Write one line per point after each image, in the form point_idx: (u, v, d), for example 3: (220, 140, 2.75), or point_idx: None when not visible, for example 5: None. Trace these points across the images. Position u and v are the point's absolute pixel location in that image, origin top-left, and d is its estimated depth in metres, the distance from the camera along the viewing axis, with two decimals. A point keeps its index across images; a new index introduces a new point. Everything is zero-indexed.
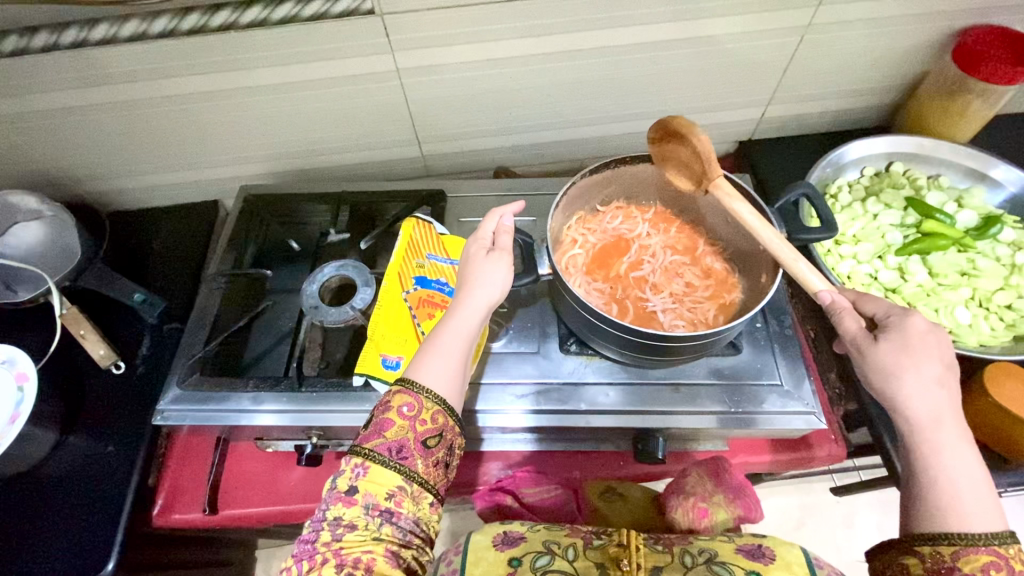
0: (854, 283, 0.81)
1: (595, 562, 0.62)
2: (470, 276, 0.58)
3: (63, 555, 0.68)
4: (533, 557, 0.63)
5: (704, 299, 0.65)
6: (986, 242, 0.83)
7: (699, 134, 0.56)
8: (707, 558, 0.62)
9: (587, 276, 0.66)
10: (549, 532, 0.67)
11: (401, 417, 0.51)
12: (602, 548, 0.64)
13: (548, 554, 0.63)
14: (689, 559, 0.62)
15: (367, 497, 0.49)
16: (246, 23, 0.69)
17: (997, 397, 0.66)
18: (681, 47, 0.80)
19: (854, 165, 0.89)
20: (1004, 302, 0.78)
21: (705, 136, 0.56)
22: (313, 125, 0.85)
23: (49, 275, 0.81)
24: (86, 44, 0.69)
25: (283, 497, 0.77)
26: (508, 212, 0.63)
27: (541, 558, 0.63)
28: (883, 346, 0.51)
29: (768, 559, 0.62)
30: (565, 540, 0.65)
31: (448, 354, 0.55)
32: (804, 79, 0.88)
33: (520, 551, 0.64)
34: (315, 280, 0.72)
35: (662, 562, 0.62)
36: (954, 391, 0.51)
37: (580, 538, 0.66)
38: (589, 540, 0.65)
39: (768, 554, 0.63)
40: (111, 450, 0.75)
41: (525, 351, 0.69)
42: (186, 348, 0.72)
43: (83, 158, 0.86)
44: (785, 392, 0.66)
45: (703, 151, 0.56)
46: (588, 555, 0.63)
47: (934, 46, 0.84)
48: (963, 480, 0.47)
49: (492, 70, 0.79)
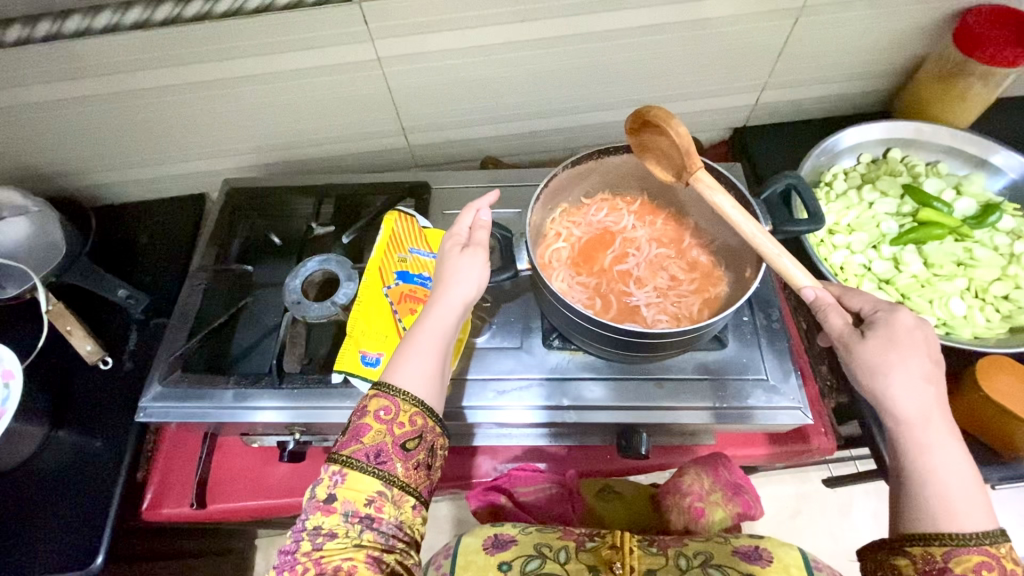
0: (847, 274, 0.79)
1: (586, 565, 0.62)
2: (445, 272, 0.57)
3: (54, 548, 0.69)
4: (524, 561, 0.63)
5: (689, 293, 0.63)
6: (985, 230, 0.80)
7: (676, 128, 0.53)
8: (702, 560, 0.62)
9: (570, 270, 0.65)
10: (540, 535, 0.67)
11: (378, 422, 0.51)
12: (596, 551, 0.64)
13: (538, 558, 0.63)
14: (684, 562, 0.62)
15: (345, 505, 0.49)
16: (221, 12, 0.67)
17: (988, 391, 0.65)
18: (670, 31, 0.78)
19: (850, 152, 0.87)
20: (1002, 292, 0.75)
21: (682, 126, 0.54)
22: (295, 115, 0.84)
23: (35, 270, 0.80)
24: (60, 36, 0.68)
25: (271, 492, 0.77)
26: (484, 204, 0.61)
27: (531, 562, 0.63)
28: (869, 343, 0.50)
29: (765, 561, 0.61)
30: (557, 543, 0.65)
31: (423, 353, 0.54)
32: (799, 63, 0.86)
33: (511, 555, 0.64)
34: (298, 276, 0.71)
35: (656, 564, 0.62)
36: (943, 387, 0.49)
37: (572, 540, 0.66)
38: (582, 542, 0.65)
39: (765, 557, 0.62)
40: (100, 445, 0.76)
41: (507, 347, 0.68)
42: (167, 344, 0.71)
43: (65, 153, 0.85)
44: (770, 387, 0.65)
45: (681, 146, 0.54)
46: (581, 558, 0.63)
47: (935, 28, 0.82)
48: (955, 480, 0.46)
49: (476, 57, 0.78)
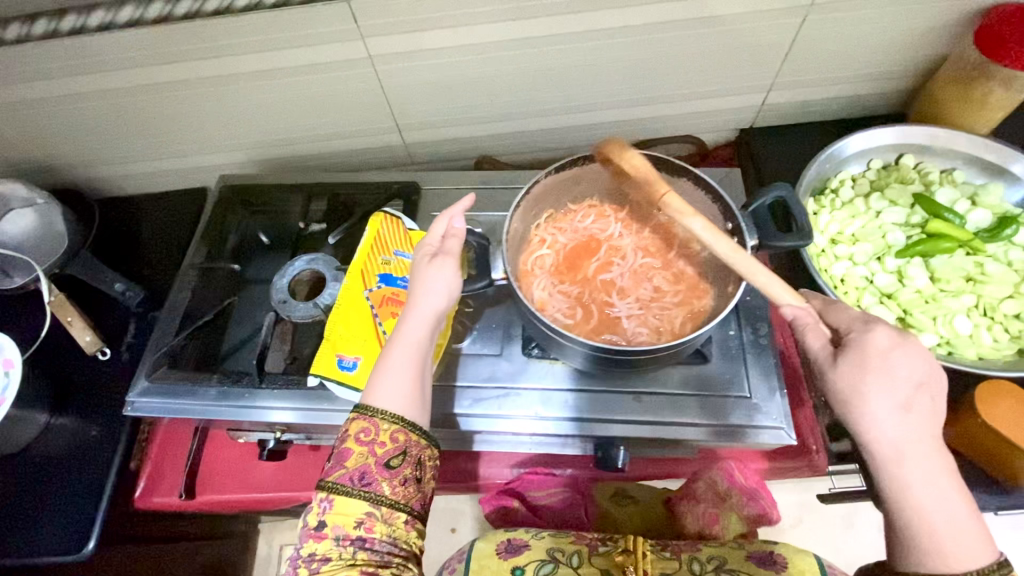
0: (847, 287, 0.76)
1: (599, 569, 0.62)
2: (415, 284, 0.57)
3: (51, 532, 0.72)
4: (537, 565, 0.63)
5: (672, 305, 0.62)
6: (998, 244, 0.76)
7: (630, 161, 0.55)
8: (715, 565, 0.62)
9: (552, 278, 0.63)
10: (553, 539, 0.67)
11: (359, 444, 0.51)
12: (607, 555, 0.63)
13: (552, 562, 0.63)
14: (697, 566, 0.62)
15: (335, 529, 0.49)
16: (211, 11, 0.68)
17: (985, 416, 0.62)
18: (670, 29, 0.75)
19: (858, 159, 0.83)
20: (1012, 311, 0.71)
21: (637, 157, 0.55)
22: (290, 112, 0.84)
23: (40, 262, 0.83)
24: (57, 34, 0.69)
25: (256, 486, 0.79)
26: (457, 211, 0.60)
27: (545, 566, 0.63)
28: (843, 371, 0.47)
29: (779, 566, 0.61)
30: (569, 547, 0.65)
31: (397, 367, 0.54)
32: (807, 63, 0.82)
33: (524, 560, 0.64)
34: (285, 275, 0.72)
35: (670, 568, 0.62)
36: (926, 411, 0.46)
37: (585, 545, 0.66)
38: (594, 547, 0.65)
39: (779, 561, 0.61)
40: (96, 433, 0.78)
41: (487, 353, 0.68)
42: (155, 339, 0.72)
43: (70, 146, 0.87)
44: (753, 405, 0.63)
45: (641, 177, 0.55)
46: (594, 562, 0.63)
47: (954, 27, 0.77)
48: (942, 515, 0.44)
49: (469, 56, 0.76)
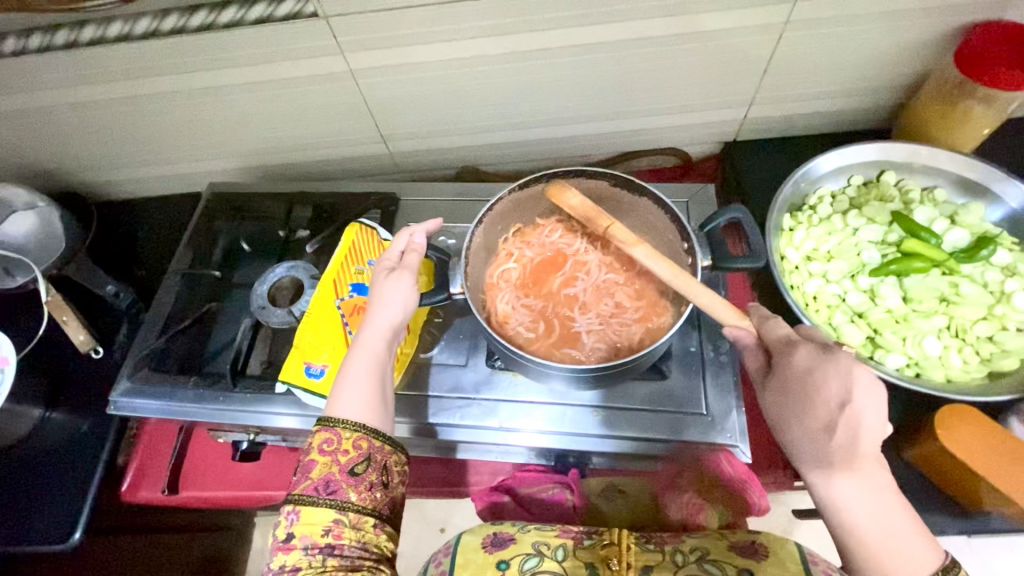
0: (819, 304, 0.76)
1: (585, 563, 0.58)
2: (375, 296, 0.60)
3: (40, 523, 0.75)
4: (521, 560, 0.59)
5: (632, 321, 0.62)
6: (976, 265, 0.74)
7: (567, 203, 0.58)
8: (698, 556, 0.57)
9: (516, 292, 0.65)
10: (539, 533, 0.63)
11: (322, 454, 0.53)
12: (591, 548, 0.59)
13: (536, 556, 0.60)
14: (680, 558, 0.58)
15: (303, 539, 0.50)
16: (194, 27, 0.70)
17: (943, 441, 0.63)
18: (646, 45, 0.76)
19: (838, 175, 0.82)
20: (984, 333, 0.70)
21: (575, 197, 0.58)
22: (277, 122, 0.86)
23: (36, 262, 0.86)
24: (51, 48, 0.72)
25: (237, 484, 0.82)
26: (421, 229, 0.64)
27: (529, 560, 0.59)
28: (770, 395, 0.50)
29: (761, 556, 0.56)
30: (555, 541, 0.61)
31: (356, 376, 0.56)
32: (786, 78, 0.82)
33: (509, 553, 0.60)
34: (265, 281, 0.74)
35: (653, 561, 0.58)
36: (852, 427, 0.46)
37: (570, 538, 0.62)
38: (580, 540, 0.61)
39: (761, 551, 0.57)
40: (86, 429, 0.81)
41: (453, 363, 0.69)
42: (141, 338, 0.76)
43: (69, 152, 0.91)
44: (708, 422, 0.64)
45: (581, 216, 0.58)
46: (579, 555, 0.59)
47: (936, 44, 0.76)
48: (877, 529, 0.45)
49: (448, 70, 0.78)
